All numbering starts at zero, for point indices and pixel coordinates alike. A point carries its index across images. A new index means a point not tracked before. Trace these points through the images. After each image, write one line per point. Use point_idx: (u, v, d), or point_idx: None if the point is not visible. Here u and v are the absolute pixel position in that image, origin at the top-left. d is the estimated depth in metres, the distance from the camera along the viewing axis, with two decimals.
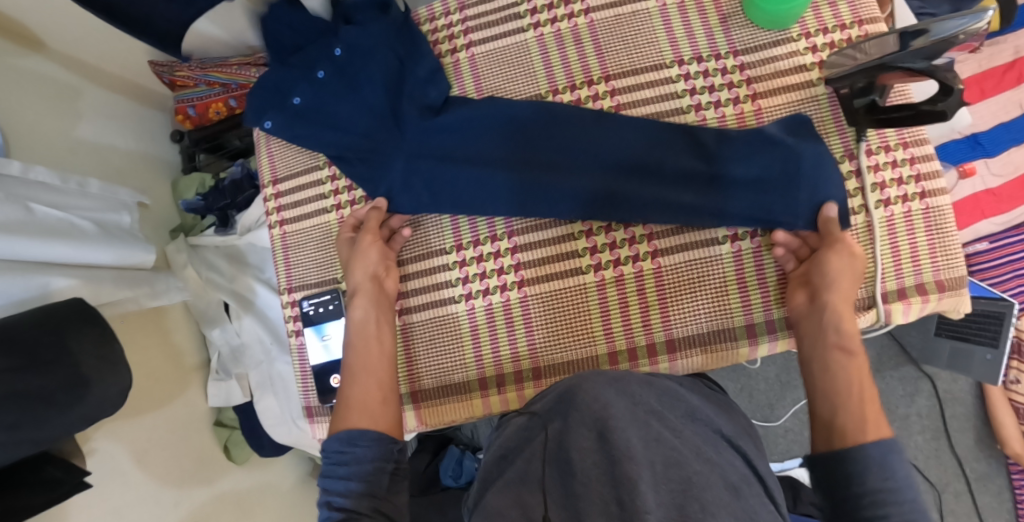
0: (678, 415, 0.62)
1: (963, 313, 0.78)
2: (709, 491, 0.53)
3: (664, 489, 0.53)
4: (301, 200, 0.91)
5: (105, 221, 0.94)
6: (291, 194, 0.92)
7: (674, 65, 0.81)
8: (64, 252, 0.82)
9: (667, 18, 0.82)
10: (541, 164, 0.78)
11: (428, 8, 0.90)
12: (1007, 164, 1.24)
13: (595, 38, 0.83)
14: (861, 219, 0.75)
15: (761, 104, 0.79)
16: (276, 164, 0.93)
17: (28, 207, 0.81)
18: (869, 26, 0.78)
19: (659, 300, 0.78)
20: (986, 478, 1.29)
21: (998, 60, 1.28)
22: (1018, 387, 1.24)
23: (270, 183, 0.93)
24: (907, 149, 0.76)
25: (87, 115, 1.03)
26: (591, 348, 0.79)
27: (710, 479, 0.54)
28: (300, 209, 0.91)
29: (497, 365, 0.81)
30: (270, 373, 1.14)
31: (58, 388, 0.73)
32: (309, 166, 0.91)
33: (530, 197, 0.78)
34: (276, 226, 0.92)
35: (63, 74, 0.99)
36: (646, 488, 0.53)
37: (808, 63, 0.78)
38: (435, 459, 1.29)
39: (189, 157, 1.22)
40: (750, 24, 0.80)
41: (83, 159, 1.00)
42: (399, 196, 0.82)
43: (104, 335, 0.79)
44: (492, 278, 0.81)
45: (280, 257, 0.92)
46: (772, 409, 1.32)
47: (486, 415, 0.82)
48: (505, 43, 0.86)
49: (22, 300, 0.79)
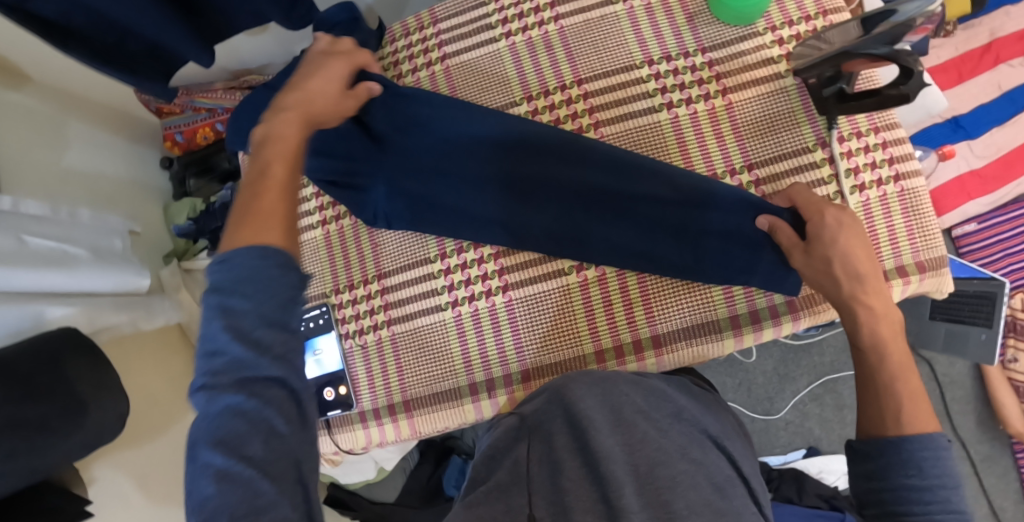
0: (664, 415, 0.65)
1: (946, 292, 0.78)
2: (693, 491, 0.57)
3: (647, 492, 0.57)
4: None
5: (98, 245, 0.97)
6: None
7: (645, 65, 0.82)
8: (57, 281, 0.83)
9: (635, 20, 0.83)
10: (518, 190, 0.78)
11: (403, 23, 0.92)
12: (990, 145, 1.26)
13: (566, 43, 0.85)
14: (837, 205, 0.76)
15: (731, 98, 0.80)
16: None
17: (20, 238, 0.82)
18: (833, 17, 0.80)
19: (642, 297, 0.79)
20: (991, 458, 1.29)
21: (975, 43, 1.29)
22: (1016, 366, 1.24)
23: None
24: (878, 134, 0.77)
25: (74, 144, 1.04)
26: (578, 348, 0.79)
27: (693, 479, 0.58)
28: None
29: (486, 370, 0.82)
30: None
31: (56, 416, 0.75)
32: None
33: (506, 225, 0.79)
34: None
35: (50, 106, 1.01)
36: (630, 492, 0.57)
37: (775, 55, 0.80)
38: (437, 469, 1.31)
39: (179, 182, 1.24)
40: (716, 20, 0.82)
41: (72, 190, 1.01)
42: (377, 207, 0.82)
43: (99, 362, 0.82)
44: (477, 285, 0.82)
45: None
46: (772, 402, 1.32)
47: (478, 420, 0.83)
48: (479, 53, 0.87)
49: (14, 330, 0.79)
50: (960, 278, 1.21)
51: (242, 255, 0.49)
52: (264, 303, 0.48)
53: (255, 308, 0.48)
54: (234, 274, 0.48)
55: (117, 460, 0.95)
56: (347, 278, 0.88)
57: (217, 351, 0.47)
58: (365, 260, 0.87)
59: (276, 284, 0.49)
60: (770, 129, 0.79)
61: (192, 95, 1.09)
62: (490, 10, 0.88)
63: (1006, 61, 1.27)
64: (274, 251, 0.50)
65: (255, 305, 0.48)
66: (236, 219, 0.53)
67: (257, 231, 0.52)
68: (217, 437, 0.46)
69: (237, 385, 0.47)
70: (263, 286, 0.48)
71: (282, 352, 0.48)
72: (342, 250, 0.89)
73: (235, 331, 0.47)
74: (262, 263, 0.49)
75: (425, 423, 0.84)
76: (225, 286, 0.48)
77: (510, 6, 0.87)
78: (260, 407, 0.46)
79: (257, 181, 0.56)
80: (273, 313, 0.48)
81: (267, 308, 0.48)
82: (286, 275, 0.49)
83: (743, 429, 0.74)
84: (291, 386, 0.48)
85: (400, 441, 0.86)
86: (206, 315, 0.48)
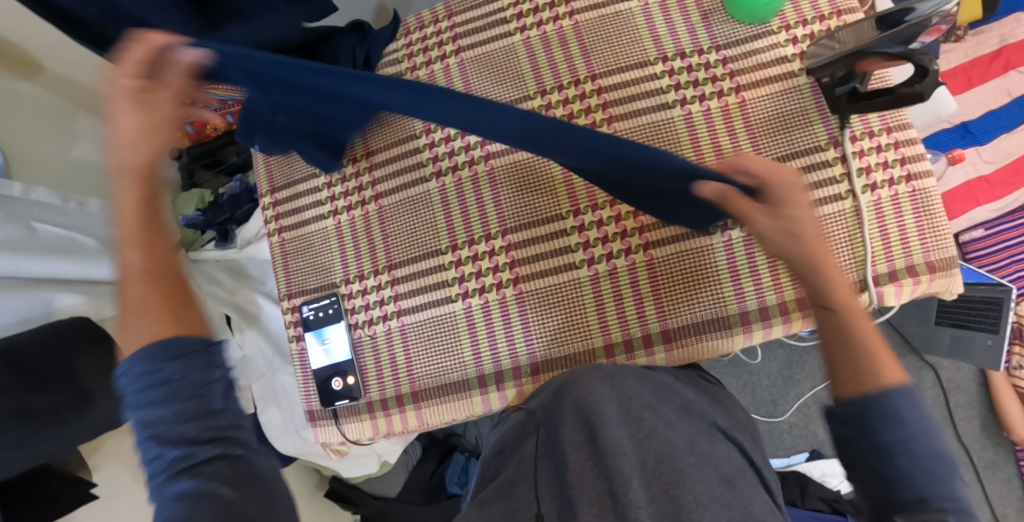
0: (673, 409, 0.66)
1: (956, 294, 0.78)
2: (701, 484, 0.57)
3: (655, 485, 0.56)
4: (299, 208, 0.92)
5: (107, 235, 0.97)
6: (290, 202, 0.93)
7: (659, 62, 0.83)
8: (66, 270, 0.84)
9: (650, 17, 0.84)
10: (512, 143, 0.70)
11: (418, 16, 0.92)
12: (999, 151, 1.26)
13: (581, 39, 0.85)
14: (849, 204, 0.76)
15: (744, 96, 0.80)
16: (273, 174, 0.95)
17: (30, 226, 0.83)
18: (847, 17, 0.80)
19: (652, 292, 0.79)
20: (995, 465, 1.29)
21: (985, 49, 1.29)
22: (1020, 372, 1.25)
23: (268, 192, 0.95)
24: (891, 134, 0.77)
25: (84, 135, 1.05)
26: (588, 342, 0.79)
27: (701, 472, 0.58)
28: (299, 216, 0.92)
29: (495, 362, 0.82)
30: (273, 384, 1.14)
31: (63, 404, 0.74)
32: (307, 173, 0.93)
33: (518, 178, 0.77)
34: (276, 234, 0.93)
35: (61, 96, 1.01)
36: (637, 485, 0.56)
37: (788, 54, 0.80)
38: (440, 466, 1.32)
39: (188, 174, 1.26)
40: (731, 19, 0.82)
41: (82, 180, 1.02)
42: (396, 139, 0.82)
43: (106, 353, 0.83)
44: (488, 277, 0.82)
45: (280, 265, 0.93)
46: (776, 404, 1.32)
47: (485, 412, 0.83)
48: (493, 47, 0.88)
49: (25, 317, 0.80)
50: (967, 283, 1.22)
51: (134, 367, 0.53)
52: (173, 404, 0.53)
53: (171, 408, 0.53)
54: (141, 389, 0.53)
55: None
56: (358, 269, 0.88)
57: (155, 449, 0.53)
58: (375, 251, 0.88)
59: (173, 380, 0.53)
60: (783, 127, 0.79)
61: None
62: (505, 5, 0.88)
63: (1016, 67, 1.27)
64: (159, 346, 0.53)
65: (169, 403, 0.53)
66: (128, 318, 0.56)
67: (137, 317, 0.55)
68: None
69: (179, 472, 0.52)
70: (167, 387, 0.53)
71: (214, 433, 0.54)
72: (351, 242, 0.89)
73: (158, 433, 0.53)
74: (162, 364, 0.53)
75: (432, 415, 0.85)
76: (138, 401, 0.53)
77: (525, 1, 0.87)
78: (203, 485, 0.52)
79: (122, 279, 0.56)
80: (187, 399, 0.53)
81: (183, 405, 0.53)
82: (181, 367, 0.53)
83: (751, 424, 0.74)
84: (231, 456, 0.54)
85: (407, 432, 0.87)
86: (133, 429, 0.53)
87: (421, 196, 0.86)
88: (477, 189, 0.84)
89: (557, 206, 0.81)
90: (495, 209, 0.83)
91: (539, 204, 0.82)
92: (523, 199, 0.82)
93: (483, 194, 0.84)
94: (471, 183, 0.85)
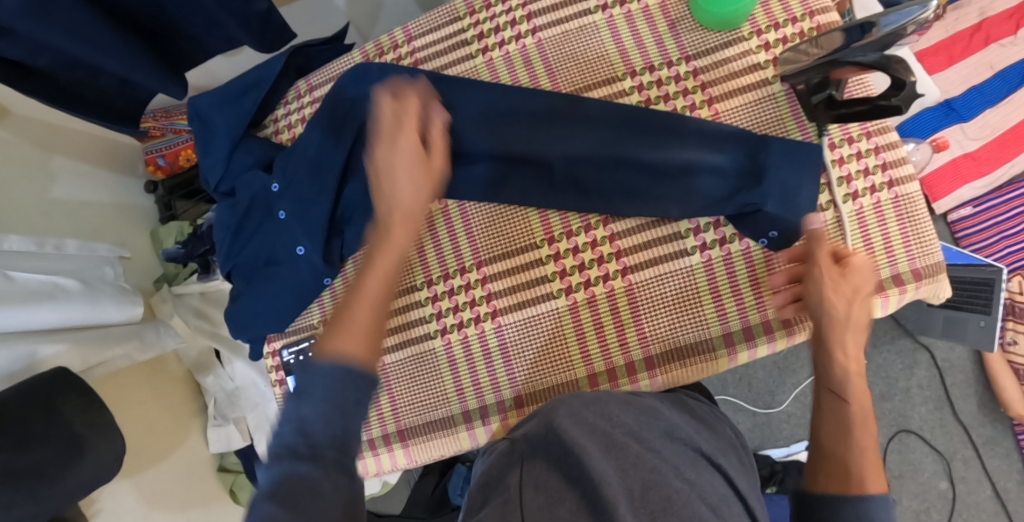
0: (655, 435, 0.64)
1: (943, 298, 0.77)
2: (690, 508, 0.56)
3: (641, 510, 0.55)
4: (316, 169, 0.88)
5: (87, 275, 0.96)
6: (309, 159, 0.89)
7: (627, 77, 0.80)
8: (47, 317, 0.82)
9: (615, 29, 0.81)
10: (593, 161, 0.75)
11: (376, 42, 0.88)
12: (983, 127, 1.23)
13: (545, 56, 0.82)
14: (830, 215, 0.75)
15: (718, 108, 0.78)
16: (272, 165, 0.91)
17: (8, 274, 0.80)
18: (821, 18, 0.77)
19: (632, 316, 0.77)
20: (993, 441, 1.28)
21: (965, 23, 1.26)
22: (1015, 348, 1.24)
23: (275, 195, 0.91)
24: (870, 139, 0.75)
25: (59, 176, 1.02)
26: (570, 373, 0.78)
27: (688, 498, 0.57)
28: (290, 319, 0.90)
29: (478, 397, 0.81)
30: (266, 414, 1.14)
31: (52, 461, 0.74)
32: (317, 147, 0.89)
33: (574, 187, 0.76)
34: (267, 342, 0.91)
35: (30, 139, 0.98)
36: (626, 510, 0.54)
37: (761, 61, 0.77)
38: (443, 479, 1.29)
39: (165, 206, 1.22)
40: (700, 26, 0.79)
41: (57, 222, 0.99)
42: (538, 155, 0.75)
43: (90, 403, 0.81)
44: (465, 311, 0.81)
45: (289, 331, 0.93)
46: (773, 395, 1.31)
47: (473, 448, 0.82)
48: (456, 71, 0.84)
49: (10, 371, 0.80)
50: (957, 265, 1.19)
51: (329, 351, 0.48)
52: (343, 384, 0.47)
53: (322, 421, 0.45)
54: (315, 383, 0.46)
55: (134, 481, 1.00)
56: None
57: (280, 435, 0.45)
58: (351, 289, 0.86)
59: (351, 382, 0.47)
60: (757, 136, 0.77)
61: (170, 116, 1.15)
62: (465, 25, 0.85)
63: (997, 41, 1.24)
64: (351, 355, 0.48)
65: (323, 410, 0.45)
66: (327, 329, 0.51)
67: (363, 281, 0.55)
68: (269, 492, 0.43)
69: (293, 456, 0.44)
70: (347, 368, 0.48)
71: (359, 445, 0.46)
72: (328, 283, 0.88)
73: (298, 425, 0.45)
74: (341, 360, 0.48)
75: (421, 452, 0.84)
76: (321, 371, 0.50)
77: (486, 19, 0.84)
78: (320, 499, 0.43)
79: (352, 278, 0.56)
80: (341, 426, 0.45)
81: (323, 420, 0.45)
82: (365, 384, 0.47)
83: (739, 441, 0.73)
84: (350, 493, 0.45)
85: (396, 469, 0.85)
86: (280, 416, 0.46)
87: None
88: (451, 223, 0.82)
89: (530, 235, 0.80)
90: (469, 242, 0.82)
91: (511, 233, 0.80)
92: (496, 228, 0.81)
93: (456, 228, 0.82)
94: (444, 216, 0.83)
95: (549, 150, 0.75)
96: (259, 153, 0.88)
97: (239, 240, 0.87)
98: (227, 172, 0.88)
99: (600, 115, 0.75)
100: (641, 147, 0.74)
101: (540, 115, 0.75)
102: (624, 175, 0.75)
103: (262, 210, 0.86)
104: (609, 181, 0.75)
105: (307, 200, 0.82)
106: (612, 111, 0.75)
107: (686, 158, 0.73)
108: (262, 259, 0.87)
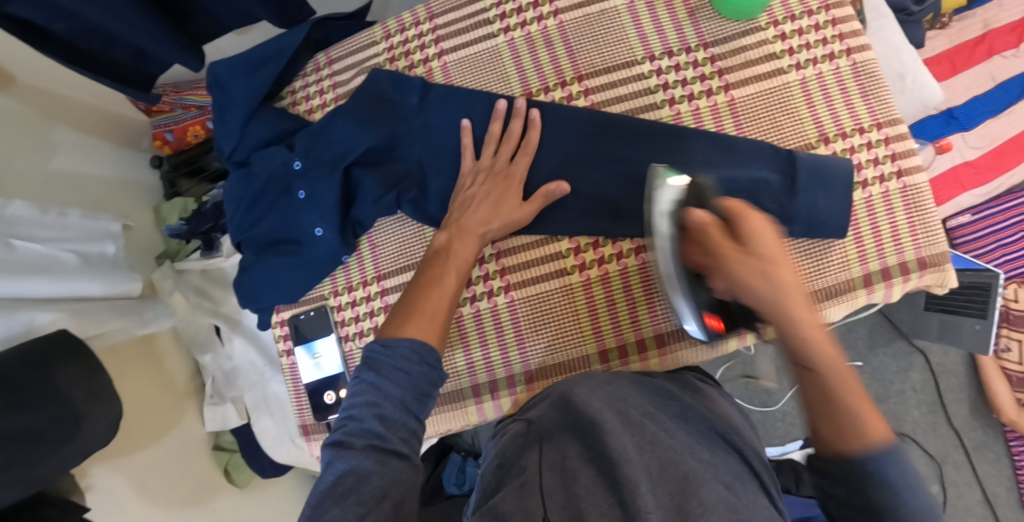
0: (669, 414, 0.64)
1: (948, 288, 0.78)
2: (708, 486, 0.55)
3: (664, 490, 0.55)
4: (349, 81, 0.90)
5: (89, 251, 0.94)
6: (347, 82, 0.91)
7: (646, 61, 0.81)
8: (46, 288, 0.82)
9: (635, 14, 0.82)
10: (595, 149, 0.79)
11: (397, 18, 0.89)
12: (984, 137, 1.26)
13: (567, 40, 0.84)
14: (859, 194, 0.76)
15: (733, 95, 0.79)
16: (316, 96, 0.93)
17: (8, 243, 0.80)
18: (836, 12, 0.79)
19: (644, 294, 0.79)
20: (984, 445, 1.30)
21: (969, 34, 1.29)
22: (1007, 355, 1.25)
23: (318, 108, 0.92)
24: (880, 129, 0.77)
25: (62, 147, 1.02)
26: (581, 348, 0.79)
27: (706, 476, 0.56)
28: (297, 302, 0.90)
29: (489, 371, 0.82)
30: (264, 393, 1.16)
31: (47, 426, 0.74)
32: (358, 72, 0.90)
33: (591, 182, 0.79)
34: (278, 327, 0.91)
35: (36, 108, 0.98)
36: (646, 491, 0.54)
37: (777, 51, 0.79)
38: (438, 467, 1.28)
39: (168, 183, 1.21)
40: (718, 15, 0.81)
41: (60, 192, 0.99)
42: (551, 150, 0.80)
43: (89, 368, 0.80)
44: (478, 286, 0.82)
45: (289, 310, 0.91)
46: (770, 393, 1.32)
47: (481, 422, 0.84)
48: (476, 49, 0.86)
49: (6, 337, 0.79)
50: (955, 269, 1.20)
51: None
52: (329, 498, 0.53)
53: (401, 393, 0.61)
54: (394, 360, 0.63)
55: (124, 461, 0.98)
56: (346, 280, 0.88)
57: (353, 415, 0.60)
58: (363, 261, 0.87)
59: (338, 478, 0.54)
60: (770, 125, 0.78)
61: (180, 91, 1.14)
62: (487, 5, 0.86)
63: (999, 52, 1.27)
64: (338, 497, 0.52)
65: (395, 391, 0.61)
66: (404, 316, 0.69)
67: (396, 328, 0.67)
68: (338, 495, 0.54)
69: (367, 447, 0.57)
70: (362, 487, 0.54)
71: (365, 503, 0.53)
72: None
73: (378, 411, 0.59)
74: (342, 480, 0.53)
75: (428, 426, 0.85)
76: (377, 363, 0.63)
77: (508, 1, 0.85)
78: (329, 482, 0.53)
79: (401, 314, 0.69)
80: (413, 401, 0.61)
81: (404, 392, 0.61)
82: (430, 373, 0.64)
83: (748, 419, 0.73)
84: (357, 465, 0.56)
85: None
86: (361, 387, 0.62)
87: (418, 234, 0.84)
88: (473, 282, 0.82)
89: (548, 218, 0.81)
90: None
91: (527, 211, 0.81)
92: None
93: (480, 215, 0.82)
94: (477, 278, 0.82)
95: (554, 141, 0.80)
96: (275, 127, 0.89)
97: (254, 214, 0.87)
98: (241, 143, 0.89)
99: (620, 122, 0.79)
100: (656, 155, 0.77)
101: (569, 137, 0.80)
102: (628, 162, 0.78)
103: (280, 187, 0.86)
104: (617, 156, 0.78)
105: (320, 180, 0.82)
106: (629, 124, 0.78)
107: (690, 152, 0.77)
108: (275, 236, 0.87)
